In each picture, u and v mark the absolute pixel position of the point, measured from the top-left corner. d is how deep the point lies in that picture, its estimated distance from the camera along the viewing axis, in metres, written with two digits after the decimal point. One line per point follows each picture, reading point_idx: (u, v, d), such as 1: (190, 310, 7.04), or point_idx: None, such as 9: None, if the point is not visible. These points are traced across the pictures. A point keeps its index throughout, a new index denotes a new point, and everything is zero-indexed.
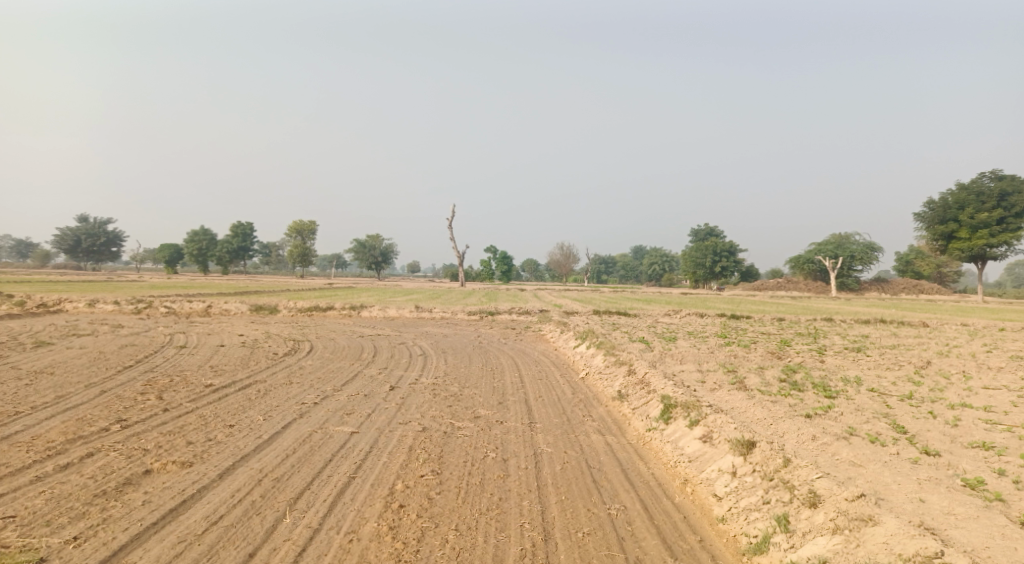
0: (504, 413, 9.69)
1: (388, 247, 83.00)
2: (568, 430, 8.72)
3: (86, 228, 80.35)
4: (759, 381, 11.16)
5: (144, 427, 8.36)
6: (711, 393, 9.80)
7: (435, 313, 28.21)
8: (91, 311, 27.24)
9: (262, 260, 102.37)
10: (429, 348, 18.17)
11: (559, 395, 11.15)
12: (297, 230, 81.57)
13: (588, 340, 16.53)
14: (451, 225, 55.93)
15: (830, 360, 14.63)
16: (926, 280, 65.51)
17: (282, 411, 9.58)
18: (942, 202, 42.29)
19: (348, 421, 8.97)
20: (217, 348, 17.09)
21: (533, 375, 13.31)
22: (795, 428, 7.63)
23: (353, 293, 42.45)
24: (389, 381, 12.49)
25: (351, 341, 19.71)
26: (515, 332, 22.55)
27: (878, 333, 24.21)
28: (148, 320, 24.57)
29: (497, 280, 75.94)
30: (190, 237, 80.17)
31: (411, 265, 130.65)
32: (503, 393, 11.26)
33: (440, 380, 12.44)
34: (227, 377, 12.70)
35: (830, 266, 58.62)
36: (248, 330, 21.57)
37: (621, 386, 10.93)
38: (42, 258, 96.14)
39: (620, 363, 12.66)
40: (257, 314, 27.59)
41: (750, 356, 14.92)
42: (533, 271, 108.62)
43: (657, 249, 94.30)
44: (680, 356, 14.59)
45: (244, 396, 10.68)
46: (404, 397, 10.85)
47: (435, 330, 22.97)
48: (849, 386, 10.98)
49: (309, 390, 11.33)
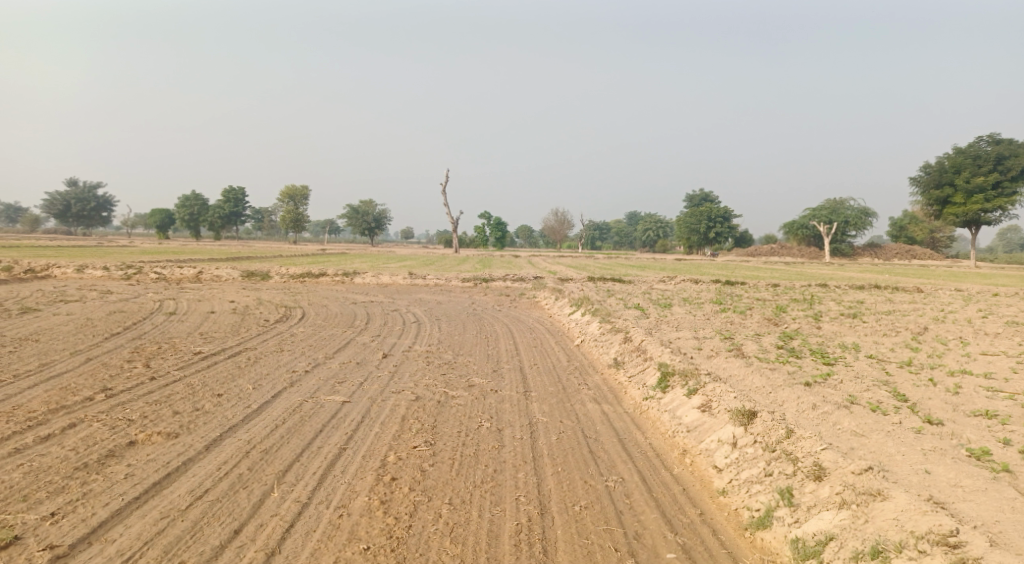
0: (498, 381, 9.52)
1: (382, 212, 82.32)
2: (564, 399, 8.57)
3: (75, 193, 79.28)
4: (757, 349, 11.01)
5: (129, 397, 8.15)
6: (709, 361, 9.65)
7: (429, 280, 27.97)
8: (81, 277, 26.88)
9: (255, 225, 101.59)
10: (423, 315, 17.99)
11: (554, 363, 10.99)
12: (290, 195, 80.72)
13: (583, 307, 16.36)
14: (444, 191, 55.44)
15: (827, 327, 14.50)
16: (920, 245, 65.49)
17: (272, 380, 9.38)
18: (938, 166, 42.02)
19: (339, 391, 8.78)
20: (207, 315, 16.84)
21: (527, 343, 13.13)
22: (796, 398, 7.48)
23: (345, 259, 42.05)
24: (382, 348, 12.31)
25: (344, 308, 19.48)
26: (509, 298, 22.37)
27: (873, 298, 24.13)
28: (138, 286, 24.25)
29: (491, 246, 75.61)
30: (181, 202, 79.29)
31: (405, 231, 129.95)
32: (497, 361, 11.09)
33: (434, 348, 12.26)
34: (217, 344, 12.48)
35: (825, 231, 58.46)
36: (240, 297, 21.32)
37: (617, 353, 10.78)
38: (31, 224, 95.08)
39: (615, 330, 12.49)
40: (249, 280, 27.29)
41: (747, 323, 14.77)
42: (527, 236, 108.16)
43: (651, 214, 93.89)
44: (676, 323, 14.42)
45: (233, 364, 10.48)
46: (397, 365, 10.68)
47: (429, 296, 22.75)
48: (847, 353, 10.85)
49: (301, 358, 11.14)
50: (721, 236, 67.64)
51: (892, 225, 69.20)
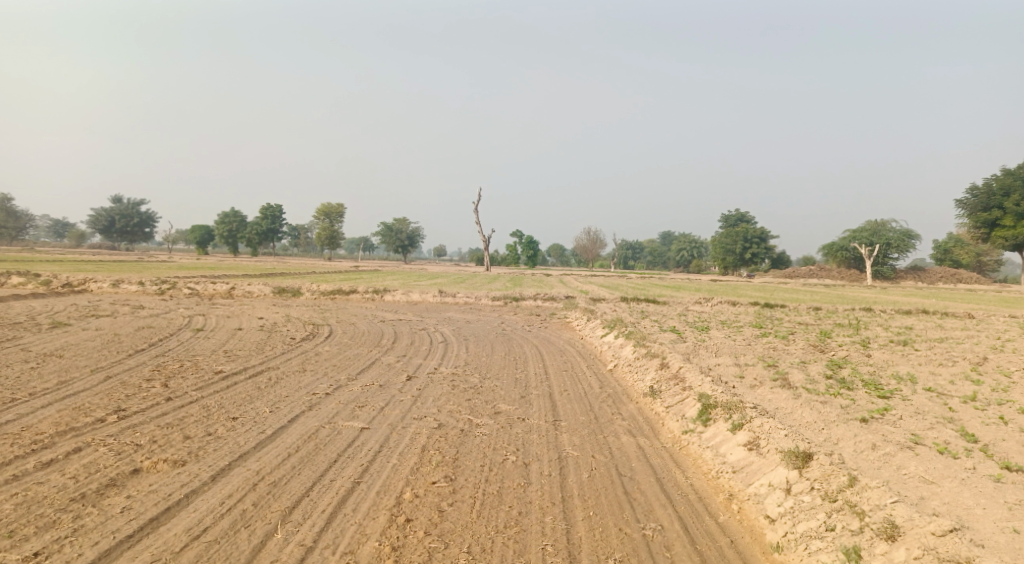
0: (526, 409, 8.99)
1: (415, 230, 82.72)
2: (596, 430, 8.01)
3: (119, 209, 81.16)
4: (804, 379, 10.31)
5: (141, 419, 7.81)
6: (754, 392, 9.00)
7: (459, 298, 27.61)
8: (116, 292, 27.10)
9: (291, 242, 102.97)
10: (451, 334, 17.55)
11: (586, 390, 10.42)
12: (325, 213, 81.64)
13: (616, 329, 15.76)
14: (477, 210, 55.37)
15: (877, 355, 13.67)
16: (966, 269, 63.27)
17: (291, 403, 8.99)
18: (986, 187, 40.54)
19: (358, 416, 8.33)
20: (234, 332, 16.65)
21: (558, 366, 12.57)
22: (852, 437, 6.83)
23: (377, 276, 41.95)
24: (407, 370, 11.86)
25: (372, 326, 19.15)
26: (540, 318, 21.85)
27: (922, 324, 23.00)
28: (171, 301, 24.32)
29: (523, 265, 75.28)
30: (221, 219, 80.62)
31: (438, 249, 130.50)
32: (526, 386, 10.56)
33: (460, 371, 11.77)
34: (240, 362, 12.18)
35: (866, 253, 56.84)
36: (269, 313, 21.16)
37: (653, 381, 10.16)
38: (77, 239, 97.73)
39: (651, 355, 11.87)
40: (280, 297, 27.23)
41: (790, 349, 14.02)
42: (559, 255, 107.57)
43: (686, 234, 92.68)
44: (714, 348, 13.74)
45: (253, 385, 10.12)
46: (421, 388, 10.21)
47: (458, 315, 22.34)
48: (902, 385, 10.08)
49: (322, 380, 10.74)
50: (757, 257, 66.32)
51: (936, 247, 67.05)
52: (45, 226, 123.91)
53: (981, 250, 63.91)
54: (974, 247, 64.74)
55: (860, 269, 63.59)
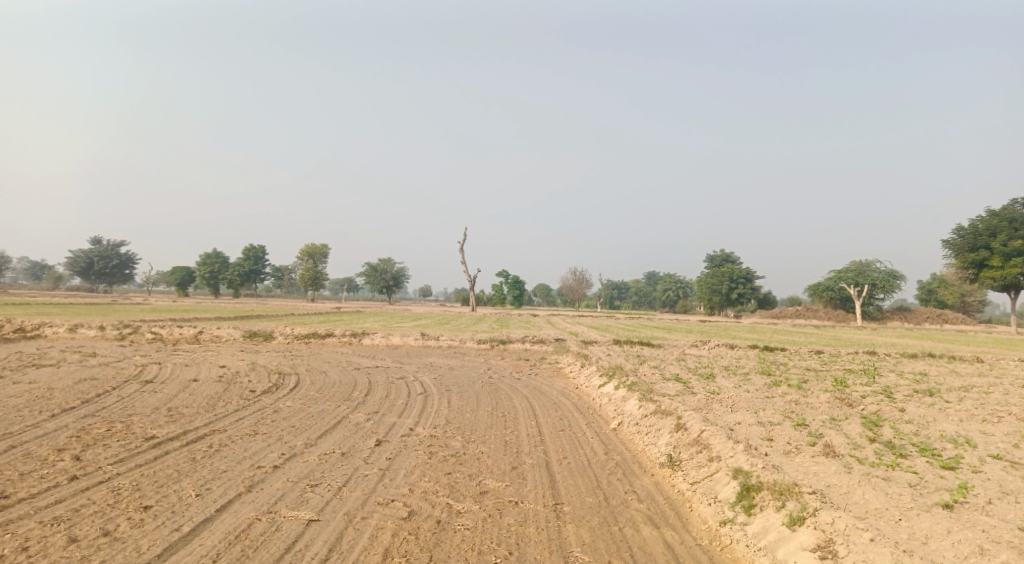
0: (519, 486, 7.32)
1: (400, 270, 81.09)
2: (606, 518, 6.39)
3: (98, 250, 78.87)
4: (847, 443, 8.73)
5: (23, 511, 6.09)
6: (796, 466, 7.41)
7: (442, 342, 25.88)
8: (72, 337, 25.05)
9: (273, 283, 100.88)
10: (432, 384, 15.79)
11: (589, 457, 8.76)
12: (309, 253, 79.90)
13: (615, 378, 14.13)
14: (463, 249, 53.89)
15: (911, 410, 12.10)
16: (951, 310, 62.38)
17: (228, 482, 7.24)
18: (972, 228, 39.81)
19: (307, 502, 6.59)
20: (187, 384, 14.81)
21: (553, 425, 10.87)
22: (947, 535, 5.25)
23: (357, 318, 40.01)
24: (377, 432, 10.10)
25: (345, 375, 17.36)
26: (529, 364, 20.21)
27: (935, 370, 21.45)
28: (130, 347, 22.40)
29: (509, 305, 73.70)
30: (201, 260, 78.58)
31: (424, 290, 128.81)
32: (517, 453, 8.87)
33: (439, 433, 10.02)
34: (180, 424, 10.35)
35: (854, 293, 55.81)
36: (233, 362, 19.29)
37: (670, 447, 8.54)
38: (54, 280, 95.03)
39: (662, 412, 10.23)
40: (250, 342, 25.29)
41: (813, 403, 12.41)
42: (545, 295, 106.12)
43: (671, 274, 91.64)
44: (728, 401, 12.12)
45: (187, 456, 8.35)
46: (391, 458, 8.47)
47: (441, 361, 20.59)
48: (964, 451, 8.52)
49: (274, 446, 8.97)
50: (744, 297, 65.29)
51: (920, 288, 66.28)
52: (22, 267, 121.18)
53: (965, 290, 63.17)
54: (958, 287, 64.16)
55: (847, 309, 62.68)
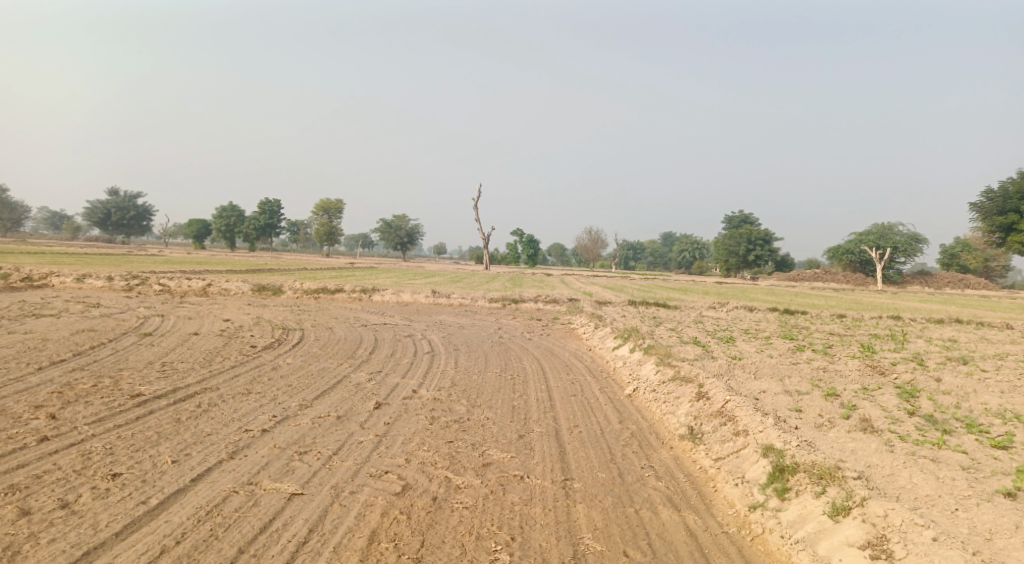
0: (525, 458, 6.69)
1: (415, 227, 80.37)
2: (621, 498, 5.75)
3: (115, 202, 78.69)
4: (885, 416, 8.00)
5: None
6: (832, 443, 6.70)
7: (454, 299, 25.28)
8: (80, 288, 24.69)
9: (288, 237, 100.78)
10: (440, 343, 15.21)
11: (602, 427, 8.12)
12: (323, 208, 79.30)
13: (632, 340, 13.45)
14: (477, 205, 53.09)
15: (948, 380, 11.33)
16: (974, 275, 60.66)
17: (210, 448, 6.67)
18: (1002, 191, 38.30)
19: (292, 473, 6.01)
20: (187, 337, 14.33)
21: (564, 389, 10.25)
22: (1017, 532, 4.56)
23: (370, 274, 39.48)
24: (377, 394, 9.50)
25: (350, 331, 16.82)
26: (541, 323, 19.59)
27: (964, 336, 20.53)
28: (136, 299, 22.02)
29: (524, 263, 72.99)
30: (216, 213, 78.30)
31: (438, 247, 128.19)
32: (525, 420, 8.24)
33: (443, 396, 9.41)
34: (171, 381, 9.81)
35: (876, 257, 54.38)
36: (238, 315, 18.82)
37: (692, 418, 7.86)
38: (73, 231, 95.38)
39: (682, 379, 9.55)
40: (258, 296, 24.83)
41: (842, 370, 11.65)
42: (560, 255, 105.17)
43: (687, 235, 90.19)
44: (752, 368, 11.40)
45: (171, 416, 7.78)
46: (389, 424, 7.87)
47: (451, 319, 20.02)
48: (1015, 428, 7.75)
49: (266, 408, 8.38)
50: (761, 259, 64.07)
51: (942, 252, 64.37)
52: (41, 217, 121.83)
53: (989, 255, 61.35)
54: (982, 252, 62.48)
55: (867, 273, 61.40)
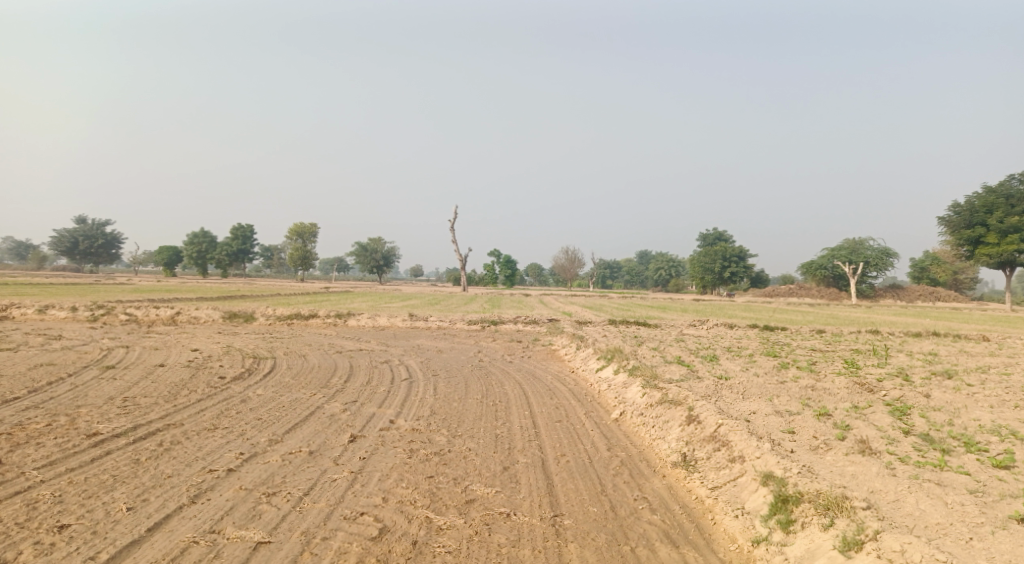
0: (511, 492, 6.29)
1: (390, 250, 79.74)
2: (615, 536, 5.36)
3: (83, 230, 77.07)
4: (881, 437, 7.73)
5: None
6: (832, 468, 6.40)
7: (431, 323, 24.81)
8: (42, 319, 23.81)
9: (263, 262, 99.51)
10: (418, 369, 14.75)
11: (590, 455, 7.74)
12: (297, 233, 78.42)
13: (616, 361, 13.11)
14: (452, 227, 52.80)
15: (937, 395, 11.14)
16: (944, 287, 61.53)
17: (170, 491, 6.17)
18: (969, 205, 38.93)
19: (259, 518, 5.55)
20: (151, 369, 13.70)
21: (548, 415, 9.86)
22: None
23: (345, 298, 38.82)
24: (352, 426, 9.03)
25: (325, 359, 16.29)
26: (521, 345, 19.21)
27: (944, 350, 20.53)
28: (101, 329, 21.23)
29: (501, 284, 72.64)
30: (187, 239, 77.03)
31: (414, 269, 127.46)
32: (509, 451, 7.83)
33: (422, 426, 8.97)
34: (132, 418, 9.25)
35: (849, 271, 54.92)
36: (207, 344, 18.16)
37: (684, 445, 7.51)
38: (39, 261, 93.16)
39: (670, 402, 9.22)
40: (229, 324, 24.14)
41: (830, 388, 11.40)
42: (537, 275, 105.04)
43: (663, 253, 90.62)
44: (739, 387, 11.11)
45: (129, 457, 7.24)
46: (365, 459, 7.41)
47: (429, 343, 19.55)
48: (1014, 446, 7.52)
49: (233, 445, 7.88)
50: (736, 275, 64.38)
51: (912, 265, 65.28)
52: (6, 247, 119.07)
53: (957, 267, 62.36)
54: (950, 265, 63.50)
55: (840, 287, 62.02)
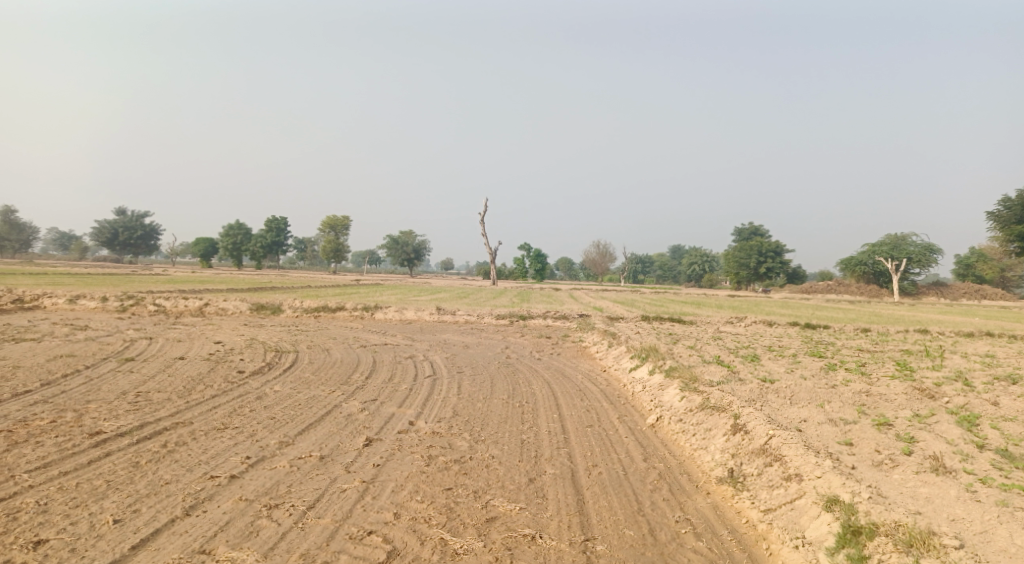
0: (537, 511, 5.65)
1: (421, 243, 79.55)
2: None
3: (122, 222, 78.27)
4: (954, 452, 6.88)
5: None
6: (903, 490, 5.61)
7: (459, 317, 24.25)
8: (73, 309, 23.83)
9: (297, 255, 100.35)
10: (443, 365, 14.18)
11: (625, 466, 7.05)
12: (330, 225, 78.74)
13: (651, 360, 12.37)
14: (483, 220, 52.24)
15: (1005, 403, 10.18)
16: (991, 285, 59.05)
17: (164, 501, 5.64)
18: (1019, 199, 37.08)
19: (255, 537, 4.99)
20: (170, 362, 13.33)
21: (579, 419, 9.18)
22: None
23: (374, 291, 38.51)
24: (369, 428, 8.45)
25: (348, 353, 15.81)
26: (551, 341, 18.54)
27: (1001, 351, 19.27)
28: (128, 320, 21.09)
29: (531, 278, 71.92)
30: (223, 231, 77.83)
31: (445, 262, 127.43)
32: (535, 459, 7.18)
33: (443, 430, 8.34)
34: (140, 415, 8.80)
35: (890, 268, 53.01)
36: (231, 337, 17.81)
37: (729, 458, 6.76)
38: (81, 251, 95.05)
39: (711, 408, 8.48)
40: (256, 316, 23.90)
41: (886, 394, 10.49)
42: (568, 269, 104.13)
43: (696, 247, 88.90)
44: (786, 392, 10.28)
45: (128, 460, 6.75)
46: (379, 466, 6.82)
47: (456, 338, 18.98)
48: None
49: (240, 448, 7.34)
50: (772, 271, 62.68)
51: (958, 262, 62.79)
52: (50, 238, 122.01)
53: (1005, 265, 59.74)
54: (997, 262, 60.92)
55: (880, 284, 59.99)
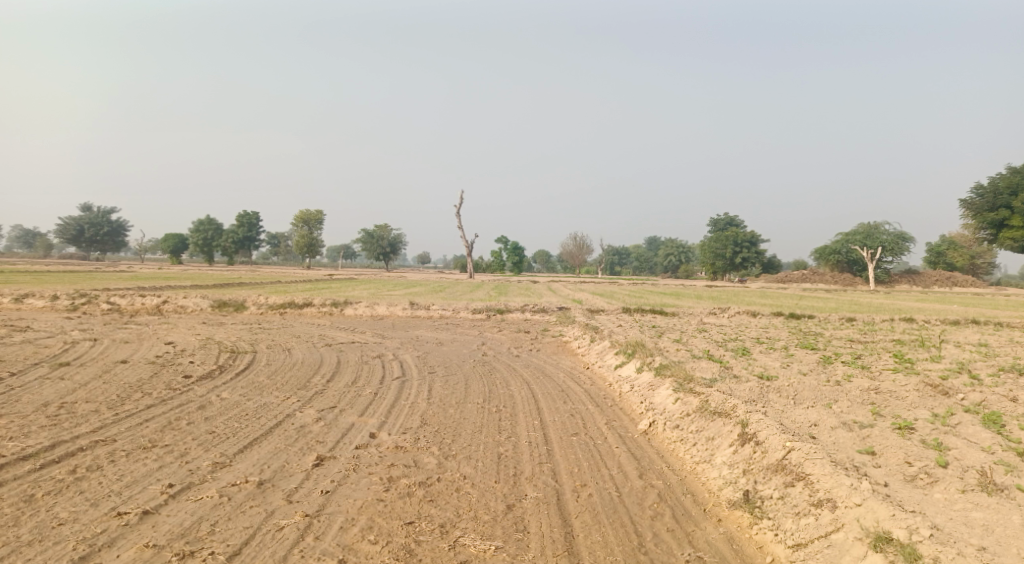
0: (515, 555, 4.68)
1: (397, 237, 77.98)
2: None
3: (88, 217, 75.63)
4: (997, 463, 5.94)
5: None
6: (956, 515, 4.68)
7: (433, 312, 23.08)
8: (20, 309, 22.26)
9: (270, 250, 98.28)
10: (413, 365, 13.08)
11: (619, 484, 6.04)
12: (303, 219, 77.02)
13: (638, 357, 11.38)
14: (458, 213, 51.05)
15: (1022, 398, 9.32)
16: (963, 274, 59.25)
17: (49, 552, 4.53)
18: (992, 186, 36.76)
19: None
20: (110, 367, 12.05)
21: (563, 426, 8.14)
22: None
23: (346, 286, 37.13)
24: (322, 444, 7.31)
25: (310, 353, 14.62)
26: (529, 337, 17.51)
27: (992, 341, 18.57)
28: (76, 321, 19.62)
29: (508, 271, 70.81)
30: (194, 226, 75.66)
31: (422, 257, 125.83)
32: (514, 479, 6.13)
33: (408, 444, 7.25)
34: (58, 432, 7.58)
35: (865, 257, 52.73)
36: (184, 337, 16.51)
37: (741, 476, 5.79)
38: (46, 249, 91.87)
39: (711, 412, 7.49)
40: (217, 314, 22.55)
41: (895, 391, 9.58)
42: (544, 262, 103.31)
43: (672, 238, 88.38)
44: (788, 390, 9.34)
45: (22, 492, 5.60)
46: (328, 492, 5.74)
47: (429, 334, 17.87)
48: None
49: (165, 473, 6.18)
50: (748, 261, 62.27)
51: (929, 250, 62.83)
52: (14, 236, 118.22)
53: (975, 252, 59.94)
54: (968, 249, 61.02)
55: (855, 272, 59.86)
